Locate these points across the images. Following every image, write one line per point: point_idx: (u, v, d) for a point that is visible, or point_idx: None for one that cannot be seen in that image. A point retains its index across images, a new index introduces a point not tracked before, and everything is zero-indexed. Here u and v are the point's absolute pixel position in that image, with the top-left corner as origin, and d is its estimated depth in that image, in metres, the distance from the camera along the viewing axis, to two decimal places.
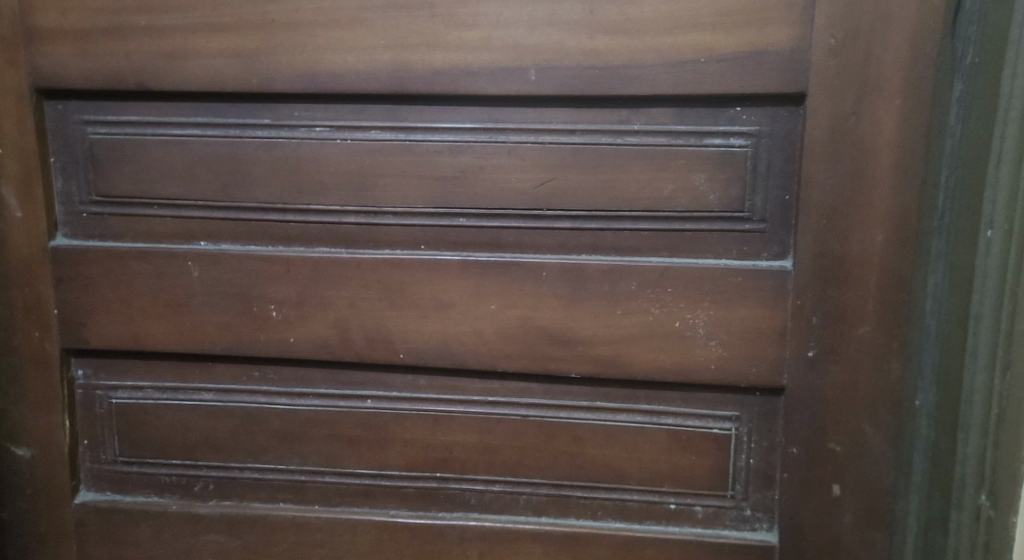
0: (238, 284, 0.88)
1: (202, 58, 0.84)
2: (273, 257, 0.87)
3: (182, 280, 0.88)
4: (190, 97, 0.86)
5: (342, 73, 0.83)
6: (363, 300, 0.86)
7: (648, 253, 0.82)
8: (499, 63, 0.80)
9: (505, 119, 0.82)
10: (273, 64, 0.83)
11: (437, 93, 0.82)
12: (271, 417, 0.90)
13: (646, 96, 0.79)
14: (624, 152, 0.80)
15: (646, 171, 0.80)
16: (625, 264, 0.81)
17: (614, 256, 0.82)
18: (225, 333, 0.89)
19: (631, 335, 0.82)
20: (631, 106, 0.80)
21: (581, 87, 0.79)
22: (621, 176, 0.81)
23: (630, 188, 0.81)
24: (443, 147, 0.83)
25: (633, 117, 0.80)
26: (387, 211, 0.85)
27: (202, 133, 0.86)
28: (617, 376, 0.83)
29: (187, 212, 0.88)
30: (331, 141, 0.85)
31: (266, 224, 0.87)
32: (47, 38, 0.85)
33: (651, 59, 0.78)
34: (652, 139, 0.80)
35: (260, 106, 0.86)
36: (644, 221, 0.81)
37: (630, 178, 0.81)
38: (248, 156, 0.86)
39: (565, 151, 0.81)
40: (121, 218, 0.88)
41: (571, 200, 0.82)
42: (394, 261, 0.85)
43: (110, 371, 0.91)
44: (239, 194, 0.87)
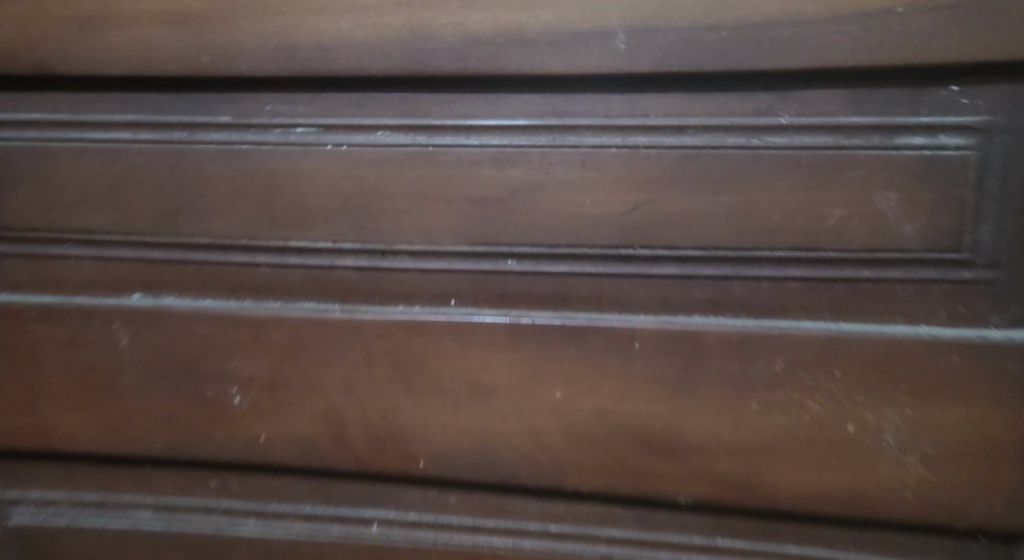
0: (186, 357, 0.60)
1: (128, 25, 0.56)
2: (237, 318, 0.60)
3: (105, 351, 0.61)
4: (112, 85, 0.58)
5: (334, 46, 0.55)
6: (367, 381, 0.59)
7: (800, 314, 0.53)
8: (570, 26, 0.52)
9: (577, 112, 0.54)
10: (232, 33, 0.56)
11: (475, 74, 0.54)
12: (235, 548, 0.63)
13: (801, 72, 0.51)
14: (764, 161, 0.52)
15: (799, 189, 0.52)
16: (764, 332, 0.53)
17: (747, 320, 0.54)
18: (167, 426, 0.62)
19: (773, 440, 0.54)
20: (777, 88, 0.52)
21: (697, 61, 0.51)
22: (760, 197, 0.52)
23: (772, 217, 0.52)
24: (483, 155, 0.55)
25: (780, 104, 0.52)
26: (401, 250, 0.58)
27: (132, 137, 0.59)
28: (750, 502, 0.55)
29: (112, 252, 0.61)
30: (319, 147, 0.57)
31: (226, 270, 0.60)
32: None
33: (813, 16, 0.50)
34: (810, 138, 0.51)
35: (214, 98, 0.58)
36: (797, 265, 0.52)
37: (773, 199, 0.52)
38: (197, 170, 0.59)
39: (670, 159, 0.53)
40: (18, 259, 0.61)
41: (679, 234, 0.54)
42: (414, 324, 0.58)
43: (8, 477, 0.65)
44: (186, 227, 0.60)
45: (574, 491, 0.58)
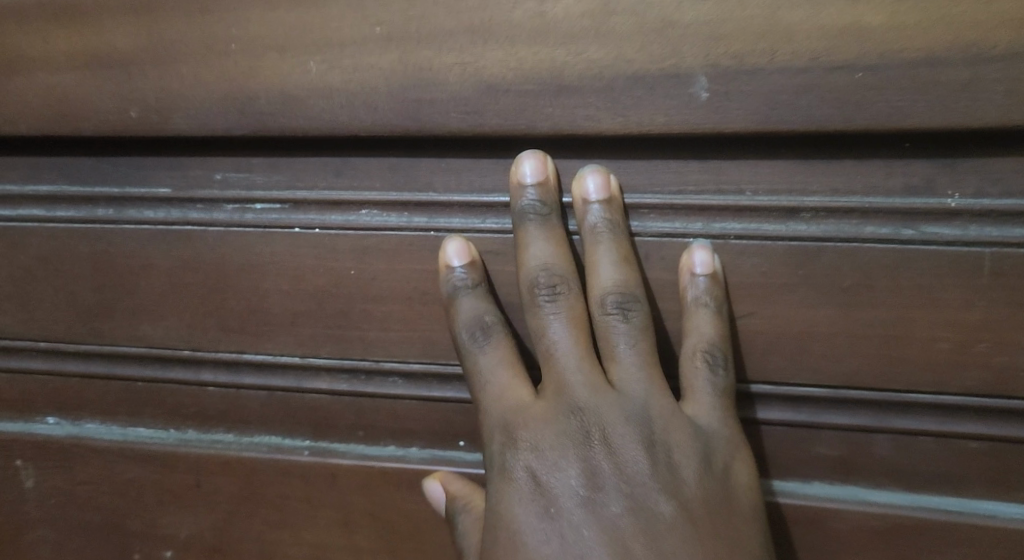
0: (110, 507, 0.45)
1: (36, 71, 0.42)
2: (173, 457, 0.44)
3: (11, 495, 0.46)
4: (23, 148, 0.44)
5: (299, 96, 0.40)
6: (344, 549, 0.43)
7: (979, 490, 0.36)
8: (628, 67, 0.36)
9: (641, 186, 0.38)
10: (169, 79, 0.41)
11: (493, 133, 0.38)
12: None
13: (979, 132, 0.34)
14: (919, 262, 0.35)
15: (972, 308, 0.35)
16: (923, 517, 0.36)
17: (890, 494, 0.37)
18: None
19: None
20: (937, 153, 0.35)
21: (817, 114, 0.35)
22: (913, 316, 0.36)
23: (932, 346, 0.36)
24: (506, 245, 0.40)
25: (943, 178, 0.35)
26: (393, 371, 0.42)
27: (47, 215, 0.44)
28: None
29: (21, 364, 0.46)
30: (293, 231, 0.41)
31: (165, 392, 0.45)
32: None
33: (998, 49, 0.33)
34: (991, 230, 0.35)
35: (151, 162, 0.43)
36: (969, 418, 0.36)
37: (933, 320, 0.35)
38: (127, 260, 0.44)
39: (776, 255, 0.37)
40: None
41: (793, 366, 0.37)
42: (408, 475, 0.42)
43: None
44: (111, 334, 0.44)
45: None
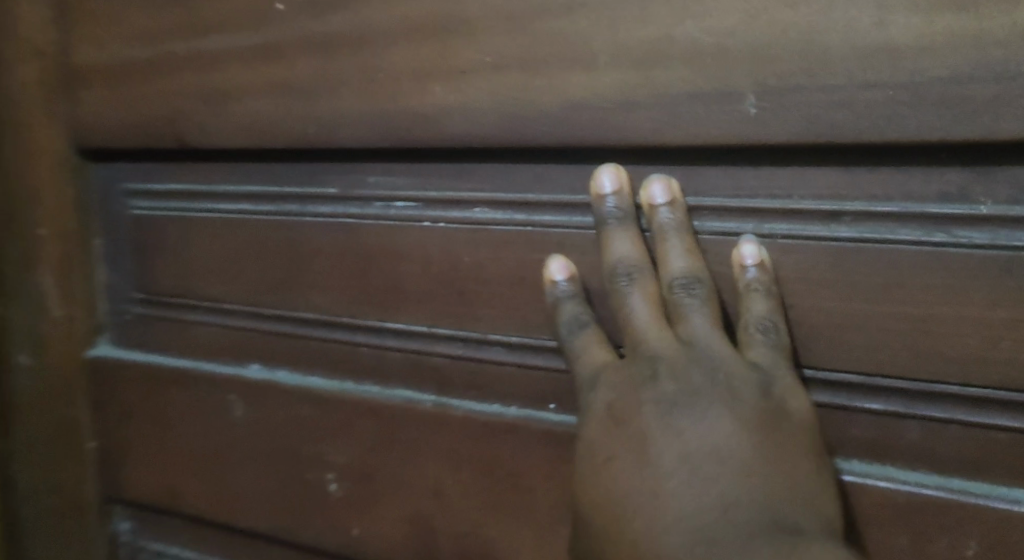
0: (290, 437, 0.56)
1: (246, 96, 0.54)
2: (333, 400, 0.54)
3: (223, 423, 0.59)
4: (237, 155, 0.56)
5: (426, 115, 0.49)
6: (457, 487, 0.51)
7: (1006, 479, 0.39)
8: (687, 87, 0.42)
9: (702, 191, 0.43)
10: (337, 102, 0.51)
11: (576, 144, 0.45)
12: None
13: (1007, 144, 0.37)
14: (944, 265, 0.39)
15: (999, 308, 0.38)
16: (945, 497, 0.39)
17: (916, 475, 0.40)
18: (270, 506, 0.58)
19: None
20: (967, 164, 0.38)
21: (854, 127, 0.39)
22: (942, 313, 0.39)
23: (961, 342, 0.39)
24: (584, 239, 0.47)
25: (972, 187, 0.38)
26: (495, 341, 0.50)
27: (254, 209, 0.56)
28: None
29: (234, 320, 0.58)
30: (421, 224, 0.51)
31: (329, 348, 0.55)
32: (77, 79, 0.60)
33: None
34: (1019, 235, 0.37)
35: (324, 168, 0.54)
36: (992, 410, 0.39)
37: (959, 317, 0.39)
38: (306, 242, 0.54)
39: (814, 255, 0.41)
40: (165, 324, 0.61)
41: (831, 355, 0.41)
42: (507, 429, 0.49)
43: (156, 529, 0.65)
44: (294, 301, 0.56)
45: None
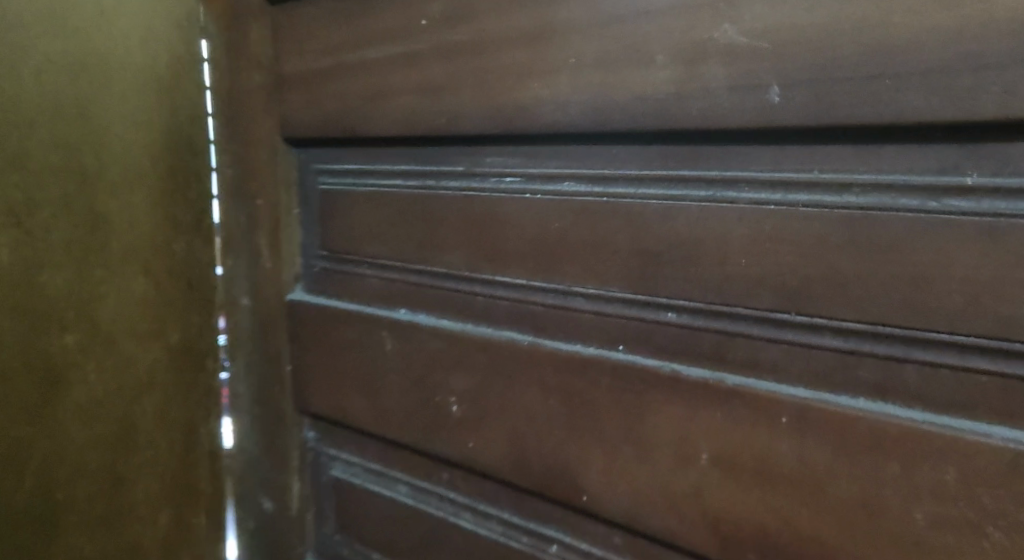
0: (425, 366, 0.69)
1: (398, 94, 0.68)
2: (457, 337, 0.67)
3: (379, 354, 0.73)
4: (392, 142, 0.71)
5: (528, 105, 0.60)
6: (542, 410, 0.61)
7: (990, 419, 0.43)
8: (726, 78, 0.50)
9: (741, 166, 0.51)
10: (461, 97, 0.64)
11: (641, 127, 0.54)
12: (452, 534, 0.70)
13: (991, 123, 0.42)
14: (938, 228, 0.44)
15: (982, 267, 0.43)
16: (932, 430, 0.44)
17: (912, 412, 0.46)
18: (411, 423, 0.71)
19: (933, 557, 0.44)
20: (957, 141, 0.44)
21: (856, 110, 0.45)
22: (935, 270, 0.44)
23: (949, 297, 0.44)
24: (646, 208, 0.55)
25: (963, 161, 0.44)
26: (578, 292, 0.59)
27: (403, 183, 0.71)
28: None
29: (389, 273, 0.73)
30: (523, 195, 0.62)
31: (456, 296, 0.68)
32: (282, 83, 0.77)
33: (1001, 56, 0.41)
34: (1001, 203, 0.43)
35: (453, 151, 0.67)
36: (978, 355, 0.44)
37: (949, 274, 0.44)
38: (441, 210, 0.68)
39: (830, 220, 0.47)
40: (342, 275, 0.77)
41: (844, 306, 0.47)
42: (582, 362, 0.59)
43: (333, 439, 0.80)
44: (431, 258, 0.69)
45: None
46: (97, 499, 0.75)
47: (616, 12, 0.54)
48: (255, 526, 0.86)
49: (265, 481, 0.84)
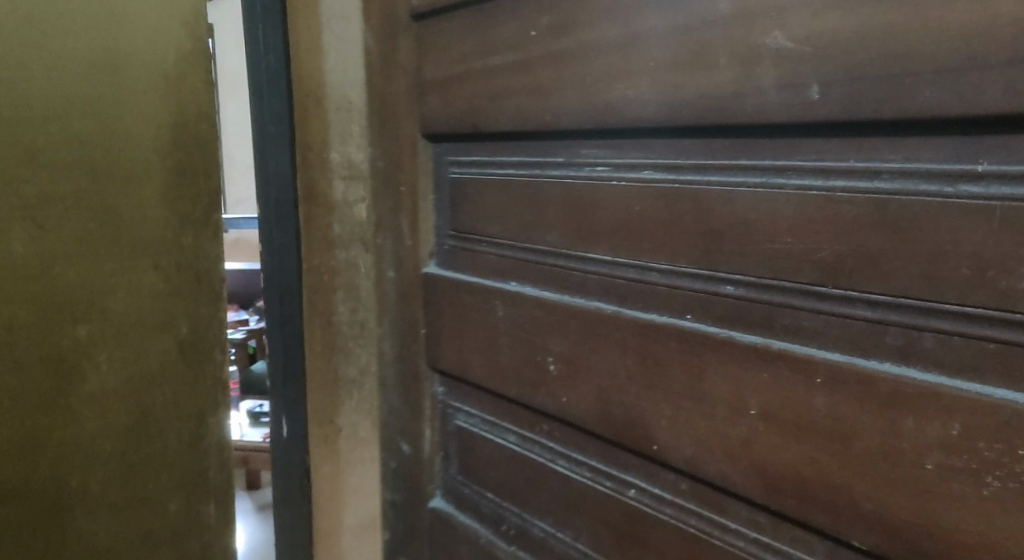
0: (532, 331, 0.80)
1: (513, 95, 0.78)
2: (556, 306, 0.77)
3: (497, 320, 0.84)
4: (508, 137, 0.81)
5: (612, 103, 0.68)
6: (626, 371, 0.70)
7: (994, 381, 0.49)
8: (775, 79, 0.57)
9: (791, 154, 0.57)
10: (563, 98, 0.73)
11: (708, 122, 0.61)
12: (552, 477, 0.80)
13: (1000, 116, 0.47)
14: (952, 211, 0.49)
15: (990, 244, 0.48)
16: (942, 391, 0.50)
17: (926, 374, 0.51)
18: (520, 382, 0.82)
19: (941, 502, 0.50)
20: (970, 134, 0.49)
21: (883, 106, 0.51)
22: (948, 248, 0.49)
23: (958, 271, 0.49)
24: (710, 193, 0.62)
25: (976, 152, 0.49)
26: (654, 268, 0.67)
27: (515, 172, 0.81)
28: None
29: (504, 250, 0.83)
30: (608, 183, 0.71)
31: (557, 271, 0.77)
32: (424, 88, 0.90)
33: (1005, 59, 0.47)
34: (1006, 189, 0.48)
35: (554, 144, 0.76)
36: (984, 324, 0.49)
37: (960, 251, 0.49)
38: (546, 196, 0.77)
39: (861, 205, 0.53)
40: (467, 252, 0.88)
41: (871, 279, 0.53)
42: (658, 328, 0.66)
43: (458, 394, 0.92)
44: (538, 237, 0.79)
45: (774, 510, 0.59)
46: (112, 483, 1.01)
47: (687, 21, 0.62)
48: (396, 466, 1.01)
49: (403, 428, 0.99)
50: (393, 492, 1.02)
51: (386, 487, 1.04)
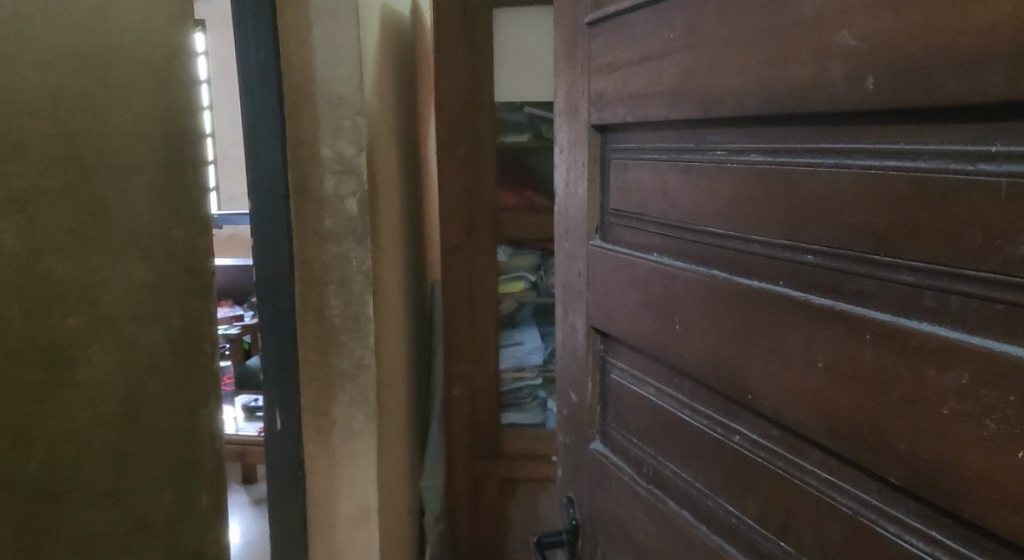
0: (658, 300, 0.82)
1: (627, 86, 0.85)
2: (681, 275, 0.78)
3: (631, 289, 0.87)
4: (653, 124, 0.83)
5: (725, 95, 0.71)
6: (728, 335, 0.73)
7: (1002, 337, 0.53)
8: (843, 72, 0.60)
9: (850, 137, 0.61)
10: (665, 90, 0.79)
11: (779, 109, 0.66)
12: (679, 426, 0.83)
13: (1014, 101, 0.51)
14: (974, 187, 0.54)
15: (1005, 216, 0.52)
16: (957, 344, 0.55)
17: (951, 330, 0.56)
18: (648, 346, 0.85)
19: (951, 443, 0.55)
20: (983, 119, 0.53)
21: (913, 96, 0.56)
22: (971, 221, 0.54)
23: (974, 240, 0.54)
24: (787, 173, 0.66)
25: (990, 134, 0.53)
26: (755, 239, 0.70)
27: (658, 157, 0.82)
28: (938, 501, 0.57)
29: (647, 222, 0.85)
30: (723, 165, 0.73)
31: (689, 245, 0.79)
32: (566, 78, 0.98)
33: (1017, 52, 0.50)
34: (1015, 167, 0.52)
35: (685, 129, 0.78)
36: (999, 287, 0.53)
37: (981, 224, 0.53)
38: (679, 178, 0.79)
39: (906, 182, 0.57)
40: (623, 226, 0.90)
41: (911, 246, 0.57)
42: (749, 292, 0.70)
43: (617, 354, 0.94)
44: (669, 212, 0.81)
45: (834, 451, 0.64)
46: (105, 474, 1.06)
47: (782, 21, 0.65)
48: (569, 413, 1.05)
49: (572, 378, 1.03)
50: (566, 434, 1.07)
51: (560, 430, 1.08)
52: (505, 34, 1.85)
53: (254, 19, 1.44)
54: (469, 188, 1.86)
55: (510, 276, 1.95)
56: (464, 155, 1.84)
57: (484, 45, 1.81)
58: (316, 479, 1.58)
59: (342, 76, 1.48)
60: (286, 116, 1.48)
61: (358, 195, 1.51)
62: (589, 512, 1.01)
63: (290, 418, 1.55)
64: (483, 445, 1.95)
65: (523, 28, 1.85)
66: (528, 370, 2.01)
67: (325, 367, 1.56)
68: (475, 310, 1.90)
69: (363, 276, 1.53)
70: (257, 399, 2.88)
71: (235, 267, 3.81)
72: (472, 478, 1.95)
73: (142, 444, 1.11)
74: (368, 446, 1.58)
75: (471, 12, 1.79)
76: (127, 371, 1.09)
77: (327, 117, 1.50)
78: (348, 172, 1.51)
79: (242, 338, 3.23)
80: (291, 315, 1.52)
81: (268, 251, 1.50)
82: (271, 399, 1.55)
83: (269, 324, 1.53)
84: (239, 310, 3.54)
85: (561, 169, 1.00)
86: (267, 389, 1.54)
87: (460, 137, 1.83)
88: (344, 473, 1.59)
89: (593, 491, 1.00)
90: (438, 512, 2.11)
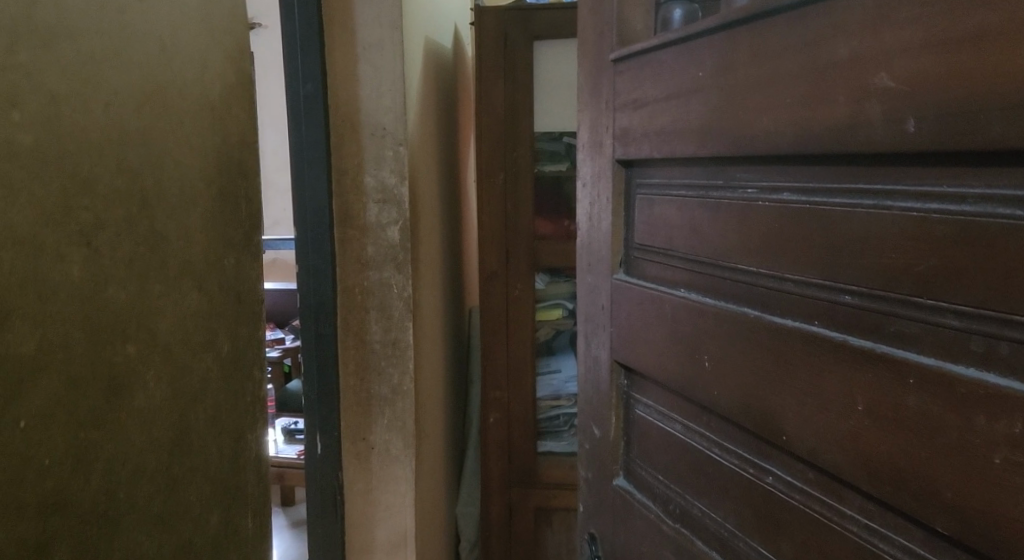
0: (688, 336, 0.82)
1: (655, 123, 0.86)
2: (712, 312, 0.78)
3: (660, 324, 0.86)
4: (680, 160, 0.83)
5: (756, 134, 0.71)
6: (761, 373, 0.72)
7: None
8: (882, 115, 0.60)
9: (888, 180, 0.61)
10: (694, 127, 0.79)
11: (813, 151, 0.66)
12: (708, 465, 0.82)
13: None
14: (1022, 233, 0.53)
15: None
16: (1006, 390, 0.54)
17: (999, 377, 0.55)
18: (677, 380, 0.84)
19: (1005, 494, 0.54)
20: None
21: (959, 141, 0.55)
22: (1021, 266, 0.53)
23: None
24: (822, 213, 0.66)
25: None
26: (789, 278, 0.70)
27: (686, 193, 0.83)
28: (989, 552, 0.55)
29: (674, 257, 0.85)
30: (754, 204, 0.73)
31: (719, 282, 0.79)
32: (591, 113, 0.99)
33: None
34: None
35: (715, 165, 0.78)
36: None
37: None
38: (709, 213, 0.79)
39: (952, 225, 0.57)
40: (651, 262, 0.90)
41: (957, 290, 0.57)
42: (784, 331, 0.70)
43: (643, 389, 0.93)
44: (700, 249, 0.81)
45: (875, 497, 0.63)
46: (157, 497, 1.00)
47: (816, 64, 0.65)
48: (590, 447, 1.05)
49: (595, 412, 1.03)
50: (588, 469, 1.06)
51: (582, 465, 1.08)
52: (542, 65, 1.86)
53: (303, 53, 1.48)
54: (507, 217, 1.87)
55: (547, 303, 1.97)
56: (502, 185, 1.86)
57: (526, 77, 1.83)
58: (352, 504, 1.59)
59: (386, 107, 1.51)
60: (333, 147, 1.52)
61: (399, 223, 1.53)
62: (613, 548, 1.01)
63: (328, 442, 1.57)
64: (519, 474, 1.95)
65: (560, 60, 1.86)
66: (564, 398, 2.00)
67: (364, 393, 1.57)
68: (511, 338, 1.91)
69: (401, 302, 1.55)
70: (296, 422, 2.91)
71: (275, 291, 3.88)
72: (507, 505, 1.95)
73: (191, 470, 1.07)
74: (406, 470, 1.59)
75: (511, 45, 1.81)
76: (174, 392, 1.04)
77: (370, 148, 1.52)
78: (391, 202, 1.53)
79: (280, 361, 3.27)
80: (333, 341, 1.54)
81: (313, 279, 1.53)
82: (312, 423, 1.57)
83: (312, 349, 1.55)
84: (278, 335, 3.60)
85: (586, 202, 1.01)
86: (307, 411, 1.56)
87: (498, 166, 1.85)
88: (382, 498, 1.59)
89: (617, 529, 0.99)
90: (471, 540, 2.11)
